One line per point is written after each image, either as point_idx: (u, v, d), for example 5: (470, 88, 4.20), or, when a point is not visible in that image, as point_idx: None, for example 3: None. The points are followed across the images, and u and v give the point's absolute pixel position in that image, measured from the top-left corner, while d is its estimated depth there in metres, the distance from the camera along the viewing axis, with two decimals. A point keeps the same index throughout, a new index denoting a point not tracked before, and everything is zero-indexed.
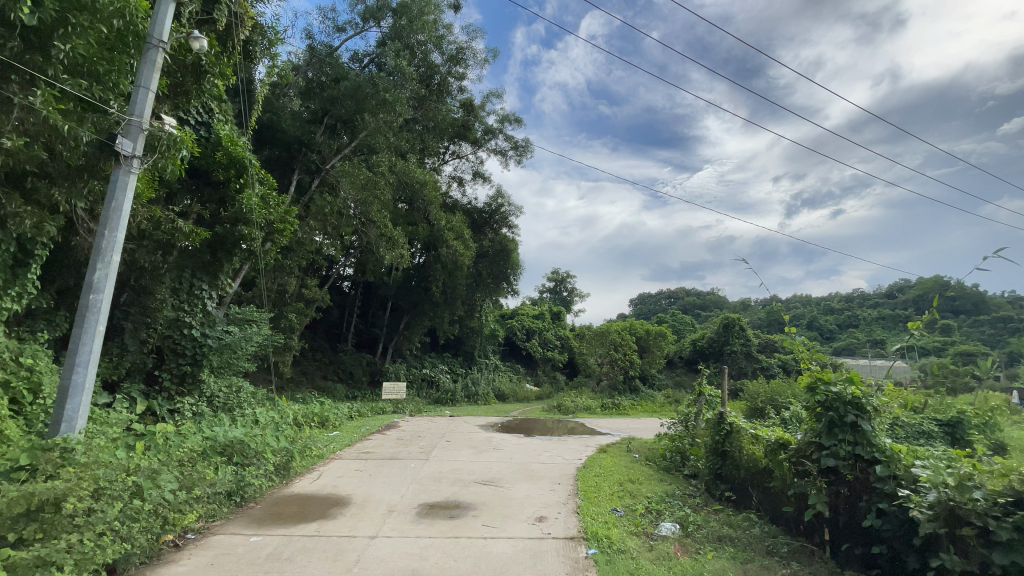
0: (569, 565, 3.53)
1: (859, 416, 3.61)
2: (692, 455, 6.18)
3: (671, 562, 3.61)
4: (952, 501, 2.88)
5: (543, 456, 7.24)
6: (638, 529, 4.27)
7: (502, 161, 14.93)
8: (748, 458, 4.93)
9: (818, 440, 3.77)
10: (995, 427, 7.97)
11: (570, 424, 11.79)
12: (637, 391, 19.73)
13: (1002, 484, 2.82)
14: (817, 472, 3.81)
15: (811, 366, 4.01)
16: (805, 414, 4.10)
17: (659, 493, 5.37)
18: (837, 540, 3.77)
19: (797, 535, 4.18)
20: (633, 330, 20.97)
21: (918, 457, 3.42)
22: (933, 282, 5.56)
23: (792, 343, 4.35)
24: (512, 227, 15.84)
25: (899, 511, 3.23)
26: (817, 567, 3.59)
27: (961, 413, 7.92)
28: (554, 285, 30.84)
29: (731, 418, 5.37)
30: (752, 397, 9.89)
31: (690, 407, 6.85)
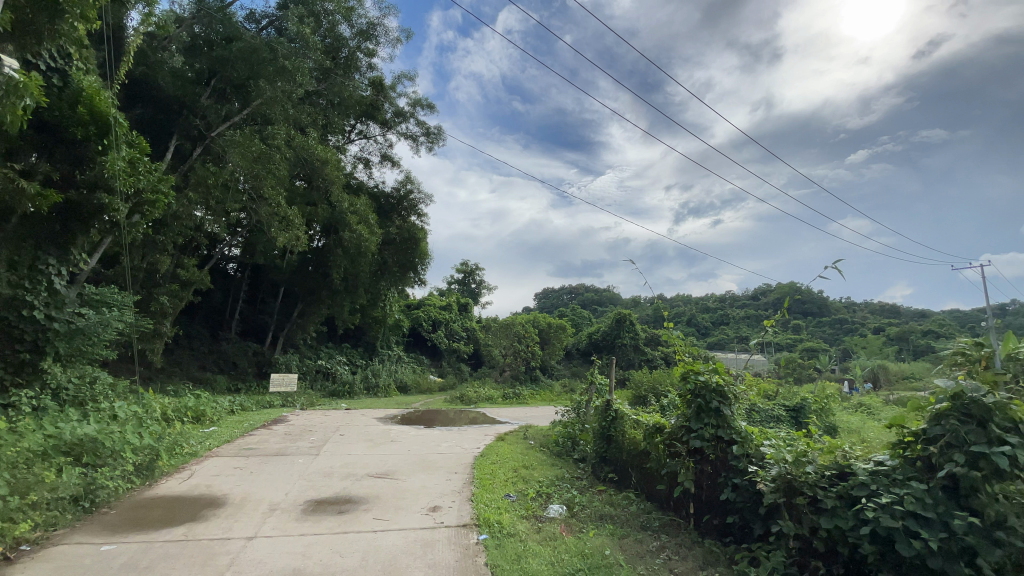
0: (460, 552, 3.58)
1: (721, 403, 4.07)
2: (582, 440, 6.55)
3: (557, 542, 3.80)
4: (790, 474, 3.35)
5: (440, 447, 7.24)
6: (527, 513, 4.44)
7: (412, 146, 14.53)
8: (629, 441, 5.35)
9: (687, 424, 4.20)
10: (826, 411, 9.45)
11: (470, 414, 11.90)
12: (537, 381, 20.46)
13: (828, 459, 3.34)
14: (686, 453, 4.23)
15: (684, 358, 4.45)
16: (678, 401, 4.54)
17: (550, 477, 5.63)
18: (699, 513, 4.23)
19: (667, 511, 4.63)
20: (536, 323, 21.66)
21: (766, 437, 3.94)
22: (787, 286, 6.43)
23: (670, 337, 4.79)
24: (421, 215, 15.50)
25: (749, 485, 3.70)
26: (682, 539, 4.01)
27: (803, 400, 9.28)
28: (462, 276, 30.76)
29: (616, 405, 5.79)
30: (636, 386, 10.73)
31: (582, 395, 7.24)
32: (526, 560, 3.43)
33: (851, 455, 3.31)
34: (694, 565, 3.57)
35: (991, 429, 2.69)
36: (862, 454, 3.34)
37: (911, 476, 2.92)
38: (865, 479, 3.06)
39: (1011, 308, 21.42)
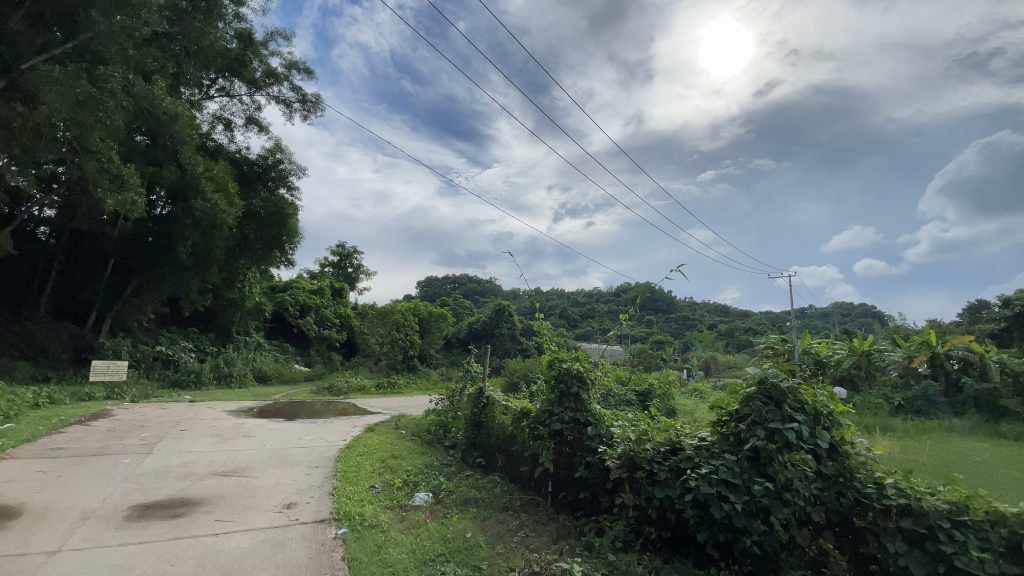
0: (314, 549, 3.40)
1: (580, 387, 4.40)
2: (453, 428, 6.62)
3: (420, 529, 3.80)
4: (633, 451, 3.78)
5: (302, 440, 6.78)
6: (392, 503, 4.38)
7: (284, 113, 13.22)
8: (498, 426, 5.54)
9: (550, 408, 4.49)
10: (669, 395, 10.79)
11: (339, 405, 11.36)
12: (414, 370, 20.22)
13: (664, 436, 3.81)
14: (547, 435, 4.52)
15: (551, 347, 4.75)
16: (544, 388, 4.81)
17: (418, 465, 5.60)
18: (556, 491, 4.55)
19: (528, 490, 4.90)
20: (416, 311, 21.31)
21: (616, 419, 4.36)
22: (644, 285, 7.14)
23: (540, 327, 5.05)
24: (291, 188, 14.20)
25: (599, 463, 4.08)
26: (539, 516, 4.29)
27: (650, 386, 10.49)
28: (337, 259, 28.98)
29: (488, 392, 5.94)
30: (510, 374, 11.17)
31: (457, 383, 7.29)
32: (386, 550, 3.38)
33: (681, 433, 3.82)
34: (548, 539, 3.85)
35: (785, 409, 3.29)
36: (689, 431, 3.87)
37: (725, 450, 3.45)
38: (691, 453, 3.55)
39: (808, 311, 26.46)
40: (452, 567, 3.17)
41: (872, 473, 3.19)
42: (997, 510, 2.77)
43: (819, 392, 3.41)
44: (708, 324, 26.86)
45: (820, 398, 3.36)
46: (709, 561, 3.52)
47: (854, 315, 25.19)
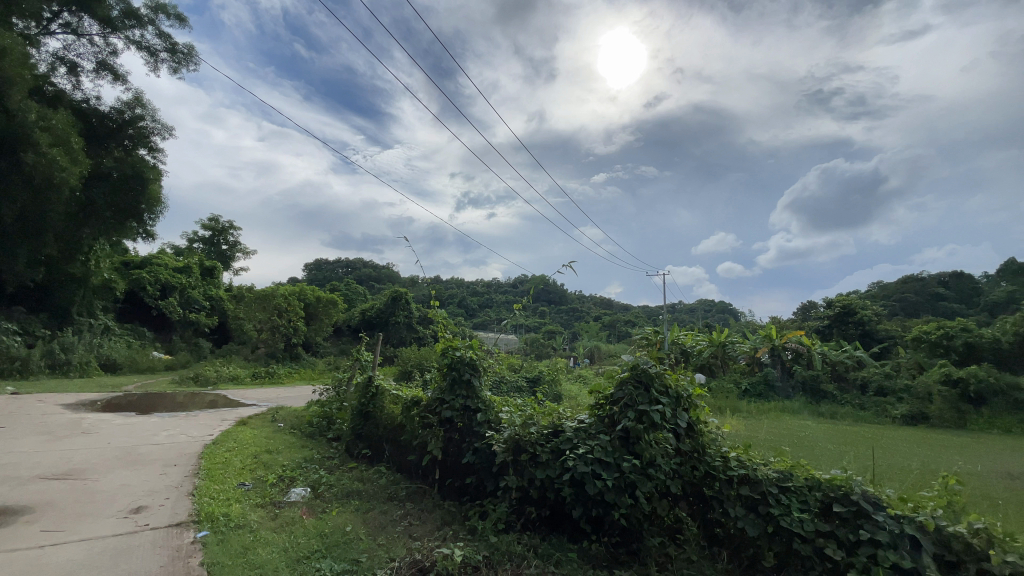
0: (167, 556, 3.04)
1: (471, 374, 4.44)
2: (338, 420, 6.32)
3: (294, 527, 3.58)
4: (519, 435, 3.94)
5: (157, 437, 5.98)
6: (264, 500, 4.07)
7: (147, 62, 11.44)
8: (386, 416, 5.40)
9: (441, 396, 4.48)
10: (556, 381, 11.41)
11: (207, 397, 10.25)
12: (298, 359, 18.92)
13: (548, 420, 4.02)
14: (437, 423, 4.52)
15: (445, 335, 4.73)
16: (435, 376, 4.79)
17: (296, 460, 5.25)
18: (443, 478, 4.58)
19: (415, 479, 4.87)
20: (301, 295, 19.90)
21: (505, 405, 4.48)
22: (539, 278, 7.41)
23: (435, 315, 4.99)
24: (154, 149, 12.36)
25: (486, 448, 4.18)
26: (424, 504, 4.29)
27: (540, 373, 11.00)
28: (209, 234, 25.88)
29: (377, 381, 5.76)
30: (402, 362, 10.97)
31: (344, 372, 6.94)
32: (254, 551, 3.14)
33: (563, 416, 4.06)
34: (432, 526, 3.86)
35: (652, 392, 3.63)
36: (571, 414, 4.11)
37: (601, 431, 3.73)
38: (571, 435, 3.78)
39: (678, 306, 29.59)
40: (327, 563, 3.04)
41: (720, 449, 3.64)
42: (813, 476, 3.33)
43: (681, 377, 3.82)
44: (594, 316, 28.77)
45: (682, 382, 3.77)
46: (582, 535, 3.79)
47: (715, 311, 28.69)
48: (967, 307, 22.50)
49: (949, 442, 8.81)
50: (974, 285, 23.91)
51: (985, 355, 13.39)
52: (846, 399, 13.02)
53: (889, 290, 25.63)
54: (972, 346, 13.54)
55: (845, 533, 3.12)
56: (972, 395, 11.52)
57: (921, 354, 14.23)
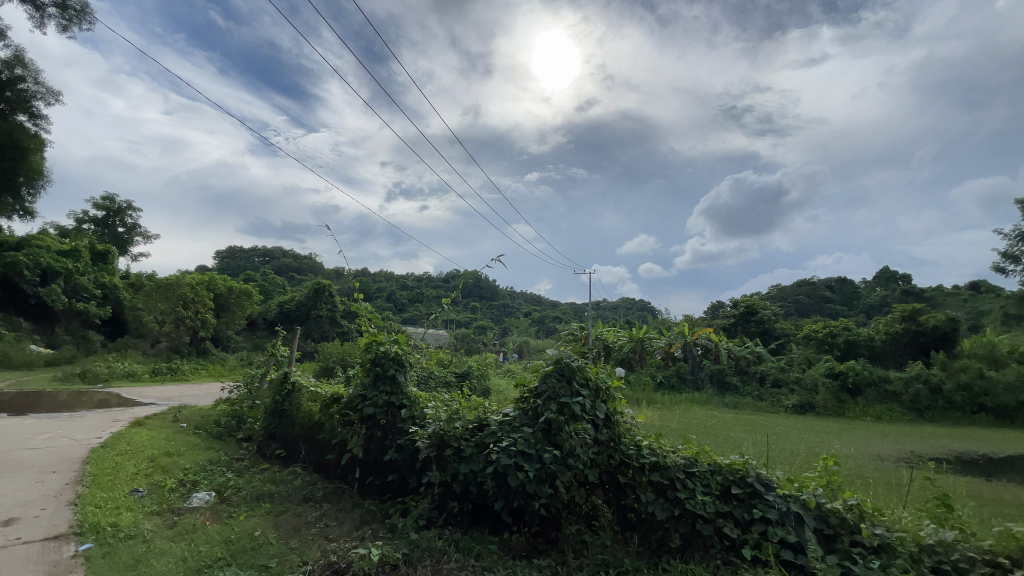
0: (41, 574, 2.69)
1: (396, 370, 4.35)
2: (250, 419, 5.93)
3: (195, 534, 3.31)
4: (443, 430, 3.92)
5: (31, 441, 5.27)
6: (161, 508, 3.73)
7: (31, 17, 9.97)
8: (304, 414, 5.15)
9: (363, 393, 4.35)
10: (484, 376, 11.48)
11: (96, 395, 9.20)
12: (207, 354, 17.49)
13: (473, 415, 4.04)
14: (358, 421, 4.38)
15: (369, 329, 4.59)
16: (358, 371, 4.63)
17: (200, 462, 4.86)
18: (364, 476, 4.45)
19: (333, 479, 4.70)
20: (212, 285, 18.40)
21: (430, 400, 4.43)
22: (469, 273, 7.40)
23: (358, 309, 4.82)
24: (36, 115, 10.79)
25: (409, 444, 4.13)
26: (342, 504, 4.15)
27: (469, 368, 11.02)
28: (101, 214, 23.11)
29: (294, 377, 5.45)
30: (324, 357, 10.51)
31: (258, 368, 6.50)
32: (147, 564, 2.87)
33: (489, 410, 4.09)
34: (350, 527, 3.74)
35: (574, 385, 3.75)
36: (496, 408, 4.15)
37: (525, 423, 3.81)
38: (495, 429, 3.83)
39: (604, 304, 30.82)
40: (232, 570, 2.85)
41: (635, 438, 3.84)
42: (716, 462, 3.62)
43: (601, 370, 3.98)
44: (524, 312, 29.27)
45: (602, 375, 3.93)
46: (503, 526, 3.86)
47: (636, 308, 30.24)
48: (848, 308, 25.48)
49: (831, 428, 9.95)
50: (854, 289, 27.09)
51: (861, 351, 15.30)
52: (747, 390, 14.29)
53: (786, 292, 28.38)
54: (851, 343, 15.38)
55: (741, 512, 3.43)
56: (850, 386, 13.22)
57: (810, 350, 15.93)
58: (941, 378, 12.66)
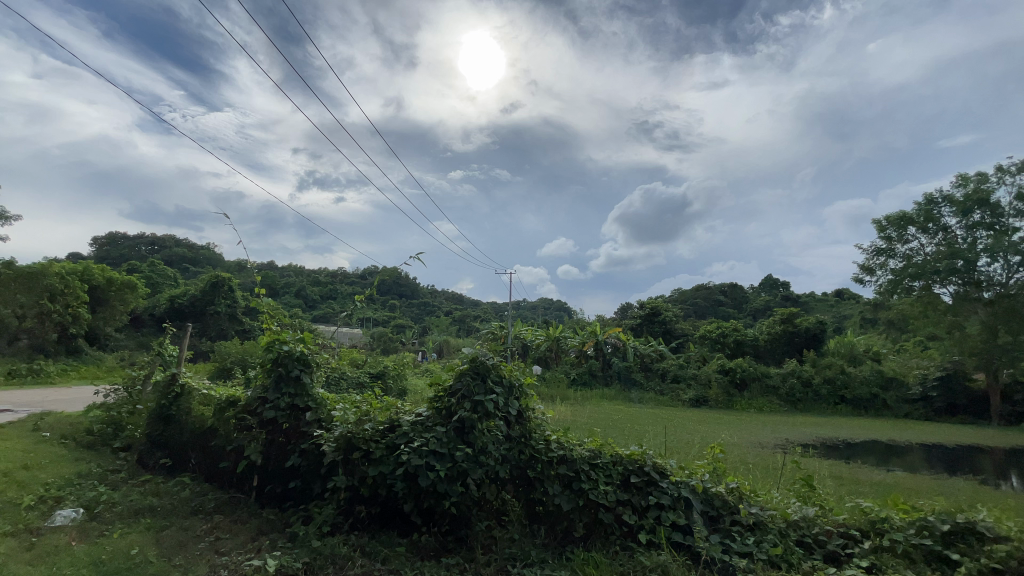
0: None
1: (302, 371, 4.11)
2: (129, 426, 5.30)
3: (57, 557, 2.92)
4: (351, 433, 3.79)
5: None
6: (13, 530, 3.24)
7: None
8: (195, 420, 4.71)
9: (263, 395, 4.08)
10: (400, 376, 11.24)
11: None
12: (79, 354, 15.39)
13: (384, 416, 3.94)
14: (257, 425, 4.10)
15: (272, 327, 4.29)
16: (259, 372, 4.32)
17: (66, 476, 4.27)
18: (263, 484, 4.18)
19: (228, 489, 4.36)
20: (87, 276, 16.21)
21: (339, 402, 4.26)
22: (386, 270, 7.20)
23: (259, 305, 4.48)
24: None
25: (314, 448, 3.95)
26: (238, 515, 3.87)
27: (383, 368, 10.70)
28: None
29: (184, 379, 4.94)
30: (221, 357, 9.67)
31: (141, 369, 5.82)
32: None
33: (401, 411, 4.01)
34: (245, 538, 3.50)
35: (488, 382, 3.79)
36: (408, 408, 4.09)
37: (437, 422, 3.78)
38: (406, 429, 3.77)
39: (523, 303, 31.42)
40: None
41: (544, 433, 3.95)
42: (618, 453, 3.85)
43: (514, 368, 4.05)
44: (444, 311, 29.01)
45: (515, 373, 4.00)
46: (413, 528, 3.82)
47: (553, 308, 31.21)
48: (738, 311, 28.22)
49: (722, 420, 10.97)
50: (744, 293, 30.04)
51: (748, 349, 17.03)
52: (650, 386, 15.31)
53: (688, 295, 30.78)
54: (739, 342, 17.05)
55: (639, 499, 3.68)
56: (738, 381, 14.64)
57: (706, 349, 17.42)
58: (811, 373, 14.46)
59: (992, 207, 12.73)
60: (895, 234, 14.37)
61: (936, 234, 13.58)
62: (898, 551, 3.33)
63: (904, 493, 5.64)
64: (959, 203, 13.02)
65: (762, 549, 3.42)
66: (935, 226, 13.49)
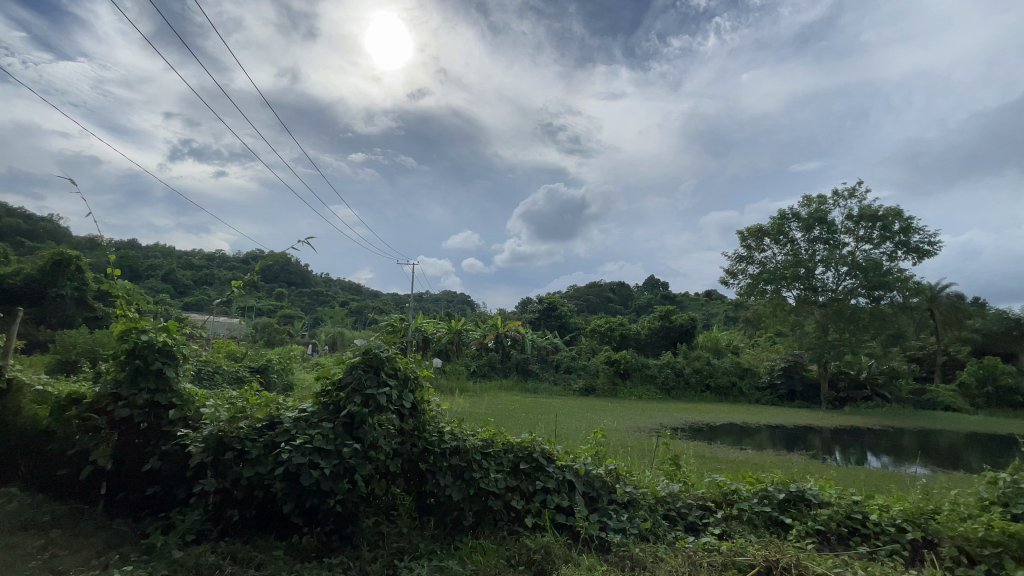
0: None
1: (165, 364, 3.66)
2: None
3: None
4: (222, 432, 3.47)
5: None
6: None
7: None
8: (26, 420, 3.99)
9: (116, 392, 3.58)
10: (286, 370, 10.53)
11: None
12: None
13: (263, 412, 3.67)
14: (108, 426, 3.60)
15: (128, 314, 3.75)
16: (110, 366, 3.77)
17: None
18: (113, 492, 3.68)
19: (69, 500, 3.78)
20: None
21: (210, 397, 3.88)
22: (274, 255, 6.67)
23: (113, 289, 3.90)
24: None
25: (178, 449, 3.57)
26: (81, 528, 3.38)
27: (267, 361, 9.89)
28: None
29: (13, 371, 4.09)
30: (63, 347, 8.25)
31: None
32: None
33: (282, 407, 3.76)
34: (89, 554, 3.08)
35: (380, 375, 3.69)
36: (291, 404, 3.85)
37: (323, 418, 3.61)
38: (288, 426, 3.54)
39: (424, 295, 30.93)
40: None
41: (438, 425, 3.93)
42: (509, 441, 3.98)
43: (410, 360, 3.98)
44: (338, 301, 27.56)
45: (410, 365, 3.93)
46: (292, 530, 3.62)
47: (455, 302, 31.15)
48: (625, 308, 30.46)
49: (609, 407, 11.81)
50: (630, 292, 32.53)
51: (632, 343, 18.49)
52: (544, 376, 15.99)
53: (582, 292, 32.55)
54: (624, 335, 18.45)
55: (527, 485, 3.83)
56: (621, 371, 15.84)
57: (596, 341, 18.59)
58: (683, 364, 16.11)
59: (828, 225, 15.11)
60: (754, 243, 16.44)
61: (785, 245, 15.77)
62: (744, 517, 3.86)
63: (752, 469, 6.54)
64: (804, 219, 15.26)
65: (634, 524, 3.76)
66: (785, 238, 15.66)
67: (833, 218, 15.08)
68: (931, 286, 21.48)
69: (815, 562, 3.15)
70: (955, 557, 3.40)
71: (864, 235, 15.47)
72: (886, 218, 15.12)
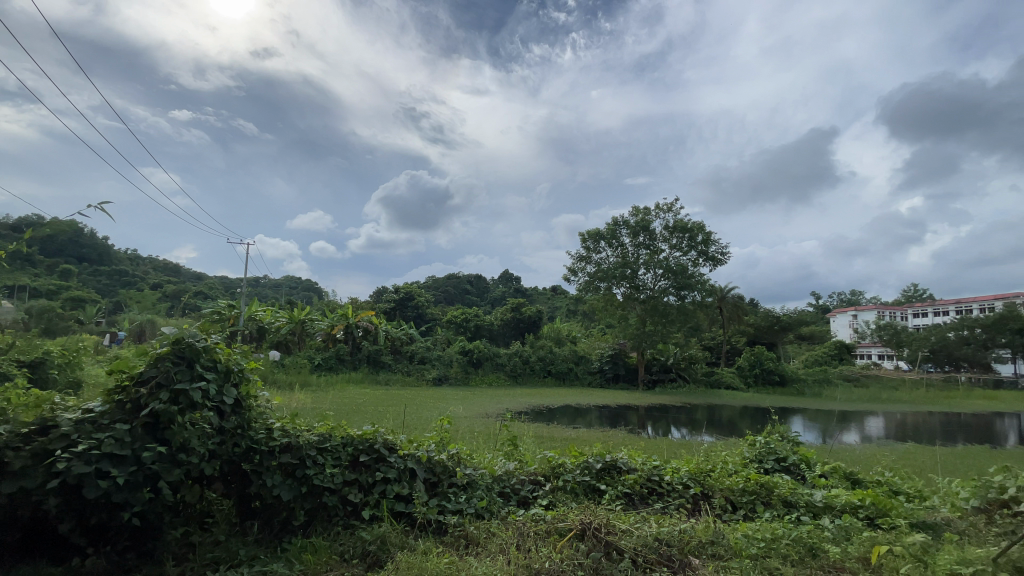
0: None
1: None
2: None
3: None
4: None
5: None
6: None
7: None
8: None
9: None
10: (72, 365, 8.64)
11: None
12: None
13: (33, 414, 3.00)
14: None
15: None
16: None
17: None
18: None
19: None
20: None
21: None
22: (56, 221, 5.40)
23: None
24: None
25: None
26: None
27: (45, 354, 8.00)
28: None
29: None
30: None
31: None
32: None
33: (61, 408, 3.11)
34: None
35: (196, 369, 3.28)
36: (74, 403, 3.21)
37: (119, 419, 3.09)
38: (67, 430, 2.94)
39: (262, 281, 27.94)
40: None
41: (266, 421, 3.63)
42: (348, 435, 3.84)
43: (233, 352, 3.59)
44: (150, 285, 23.35)
45: (233, 357, 3.55)
46: (72, 551, 3.05)
47: (300, 289, 28.75)
48: (479, 300, 31.36)
49: (459, 395, 12.12)
50: (485, 284, 33.59)
51: (485, 333, 19.17)
52: (397, 367, 15.53)
53: (437, 282, 32.63)
54: (478, 326, 19.03)
55: (364, 478, 3.75)
56: (473, 361, 16.35)
57: (451, 331, 18.82)
58: (529, 353, 17.22)
59: (650, 233, 17.44)
60: (592, 245, 18.22)
61: (617, 249, 17.77)
62: (568, 488, 4.32)
63: (580, 445, 7.32)
64: (632, 226, 17.40)
65: (471, 504, 3.95)
66: (617, 243, 17.67)
67: (654, 227, 17.42)
68: (722, 288, 26.20)
69: (621, 520, 3.69)
70: (722, 504, 4.29)
71: (677, 243, 18.22)
72: (693, 230, 17.99)
